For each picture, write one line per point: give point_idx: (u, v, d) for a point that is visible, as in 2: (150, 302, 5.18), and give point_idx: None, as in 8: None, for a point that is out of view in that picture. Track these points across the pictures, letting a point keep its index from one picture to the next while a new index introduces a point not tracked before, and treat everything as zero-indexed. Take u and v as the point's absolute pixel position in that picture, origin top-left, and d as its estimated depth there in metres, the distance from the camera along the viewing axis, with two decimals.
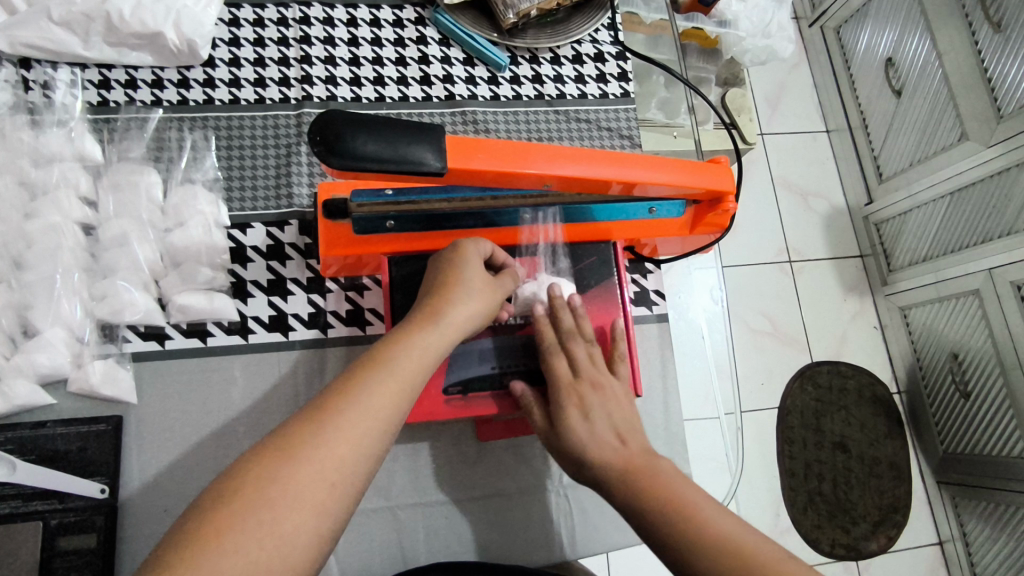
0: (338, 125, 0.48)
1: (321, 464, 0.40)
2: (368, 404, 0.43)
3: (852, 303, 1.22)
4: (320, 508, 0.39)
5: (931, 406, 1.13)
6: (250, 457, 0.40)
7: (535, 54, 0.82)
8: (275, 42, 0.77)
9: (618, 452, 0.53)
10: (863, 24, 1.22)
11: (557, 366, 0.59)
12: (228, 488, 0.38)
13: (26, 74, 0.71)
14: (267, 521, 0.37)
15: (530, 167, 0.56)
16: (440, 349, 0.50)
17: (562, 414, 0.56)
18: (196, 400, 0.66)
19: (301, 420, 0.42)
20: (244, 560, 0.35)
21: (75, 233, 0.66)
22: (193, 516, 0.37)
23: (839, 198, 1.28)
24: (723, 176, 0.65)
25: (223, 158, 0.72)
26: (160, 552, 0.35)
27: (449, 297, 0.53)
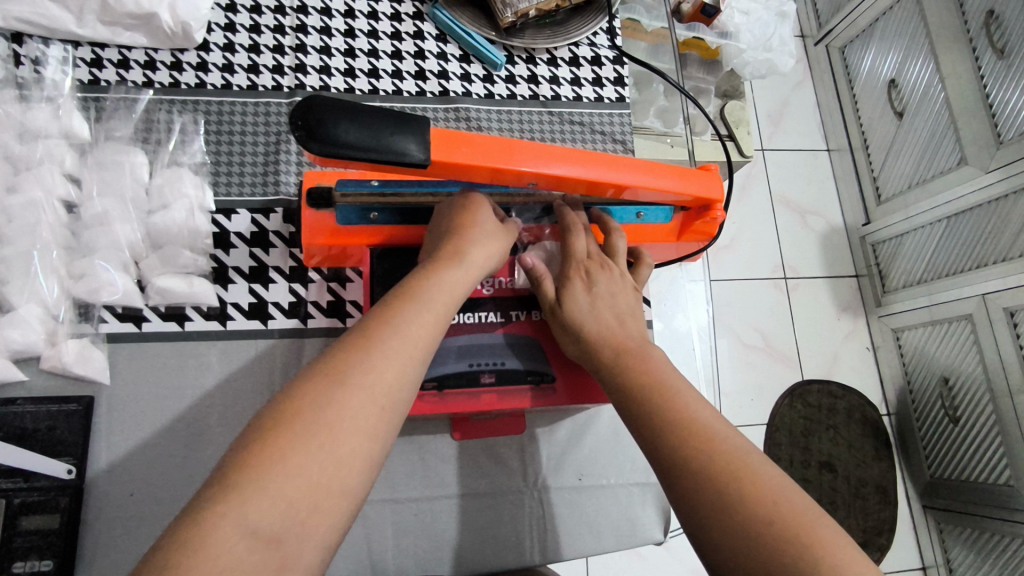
0: (321, 111, 0.47)
1: (370, 386, 0.40)
2: (407, 330, 0.44)
3: (844, 322, 1.21)
4: (373, 432, 0.39)
5: (920, 430, 1.12)
6: (296, 383, 0.40)
7: (532, 54, 0.82)
8: (271, 29, 0.77)
9: (616, 330, 0.55)
10: (867, 45, 1.22)
11: (576, 242, 0.60)
12: (277, 413, 0.38)
13: (18, 49, 0.71)
14: (326, 442, 0.37)
15: (518, 165, 0.55)
16: (463, 284, 0.52)
17: (569, 284, 0.58)
18: (170, 385, 0.66)
19: (343, 346, 0.42)
20: (308, 479, 0.35)
21: (56, 209, 0.65)
22: (243, 443, 0.36)
23: (836, 216, 1.28)
24: (711, 184, 0.65)
25: (212, 143, 0.72)
26: (216, 480, 0.35)
27: (467, 237, 0.55)
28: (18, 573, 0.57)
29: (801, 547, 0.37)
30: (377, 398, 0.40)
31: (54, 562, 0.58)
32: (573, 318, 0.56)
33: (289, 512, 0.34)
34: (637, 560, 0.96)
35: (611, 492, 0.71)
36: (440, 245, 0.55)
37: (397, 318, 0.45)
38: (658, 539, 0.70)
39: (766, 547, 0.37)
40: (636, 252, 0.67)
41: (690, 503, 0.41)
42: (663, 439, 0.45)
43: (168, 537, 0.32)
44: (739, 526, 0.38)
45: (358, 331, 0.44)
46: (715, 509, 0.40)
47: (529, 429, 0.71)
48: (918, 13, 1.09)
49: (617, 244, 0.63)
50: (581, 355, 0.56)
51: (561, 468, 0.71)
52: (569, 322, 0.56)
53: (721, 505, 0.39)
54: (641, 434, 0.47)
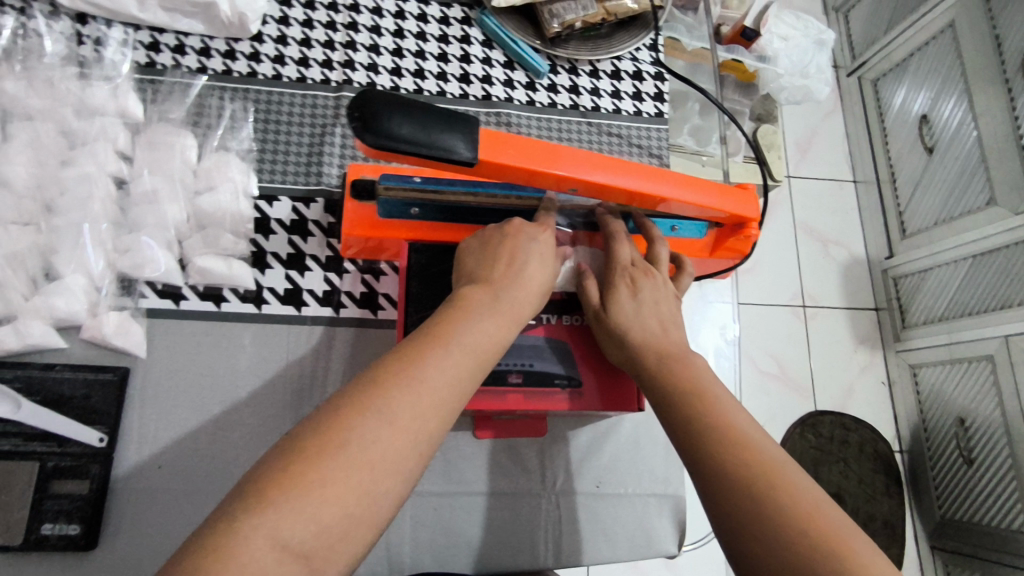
0: (376, 105, 0.49)
1: (409, 428, 0.38)
2: (452, 368, 0.43)
3: (862, 354, 1.20)
4: (411, 457, 0.38)
5: (932, 470, 1.11)
6: (334, 406, 0.38)
7: (575, 65, 0.84)
8: (323, 25, 0.79)
9: (660, 338, 0.54)
10: (899, 81, 1.23)
11: (620, 251, 0.61)
12: (314, 433, 0.37)
13: (81, 28, 0.73)
14: (361, 480, 0.36)
15: (561, 169, 0.56)
16: (516, 308, 0.50)
17: (613, 291, 0.58)
18: (202, 363, 0.67)
19: (385, 373, 0.40)
20: (337, 514, 0.34)
21: (108, 184, 0.67)
22: (276, 459, 0.36)
23: (860, 248, 1.27)
24: (748, 202, 0.65)
25: (259, 130, 0.73)
26: (249, 489, 0.34)
27: (518, 270, 0.52)
28: (47, 535, 0.59)
29: (830, 551, 0.37)
30: (418, 425, 0.39)
31: (82, 527, 0.60)
32: (617, 321, 0.56)
33: (320, 533, 0.34)
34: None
35: (627, 502, 0.71)
36: (489, 270, 0.52)
37: (443, 356, 0.43)
38: (671, 553, 0.70)
39: (796, 552, 0.38)
40: (679, 260, 0.66)
41: (725, 510, 0.41)
42: (700, 443, 0.45)
43: (194, 543, 0.32)
44: (770, 534, 0.39)
45: (402, 362, 0.42)
46: (750, 514, 0.40)
47: (550, 433, 0.72)
48: (954, 50, 1.10)
49: (660, 252, 0.63)
50: (624, 359, 0.56)
51: (580, 474, 0.71)
52: (615, 326, 0.56)
53: (756, 513, 0.40)
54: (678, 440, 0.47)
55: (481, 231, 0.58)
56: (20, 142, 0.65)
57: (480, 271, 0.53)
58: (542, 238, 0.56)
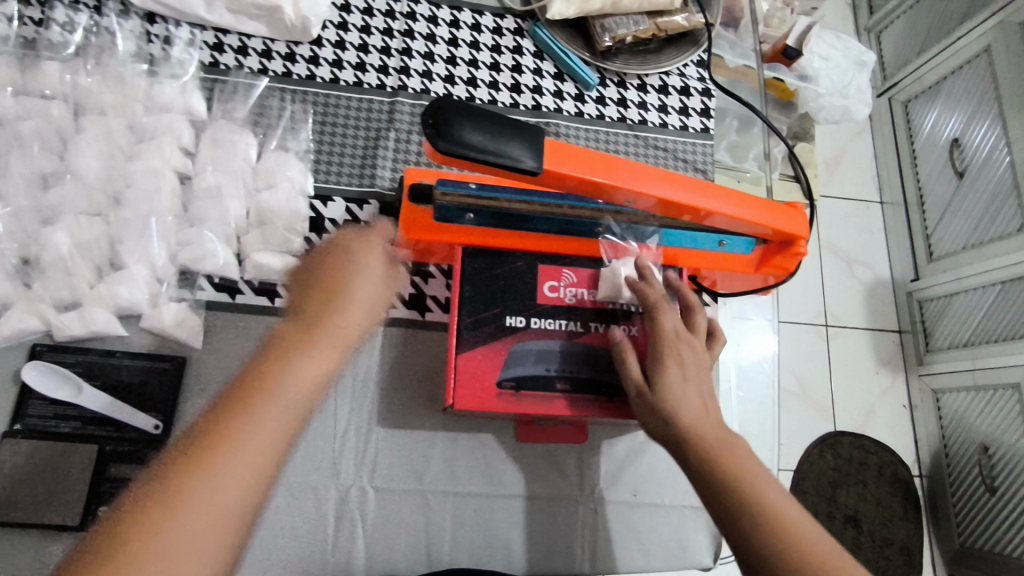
0: (448, 113, 0.50)
1: (270, 447, 0.43)
2: (275, 398, 0.45)
3: (883, 377, 1.19)
4: (246, 489, 0.41)
5: (952, 496, 1.10)
6: (217, 423, 0.43)
7: (623, 78, 0.85)
8: (380, 31, 0.81)
9: (704, 420, 0.56)
10: (931, 104, 1.22)
11: (665, 321, 0.61)
12: (159, 481, 0.40)
13: (149, 27, 0.76)
14: (224, 497, 0.40)
15: (618, 181, 0.57)
16: (336, 324, 0.51)
17: (659, 368, 0.59)
18: (255, 356, 0.69)
19: (255, 388, 0.45)
20: (205, 523, 0.39)
21: (172, 179, 0.69)
22: (128, 508, 0.39)
23: (884, 270, 1.26)
24: (797, 220, 0.66)
25: (317, 131, 0.75)
26: (146, 504, 0.39)
27: (354, 279, 0.55)
28: None
29: None
30: (243, 457, 0.42)
31: None
32: (669, 405, 0.57)
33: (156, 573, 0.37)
34: None
35: (664, 513, 0.72)
36: (319, 289, 0.53)
37: (305, 375, 0.46)
38: (705, 565, 0.71)
39: None
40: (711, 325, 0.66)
41: None
42: (759, 533, 0.50)
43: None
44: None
45: (267, 380, 0.45)
46: None
47: (590, 440, 0.73)
48: (989, 75, 1.10)
49: (698, 321, 0.64)
50: (667, 437, 0.57)
51: (618, 482, 0.72)
52: (665, 409, 0.57)
53: None
54: (731, 524, 0.52)
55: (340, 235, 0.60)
56: (91, 135, 0.68)
57: (300, 291, 0.54)
58: (363, 244, 0.58)
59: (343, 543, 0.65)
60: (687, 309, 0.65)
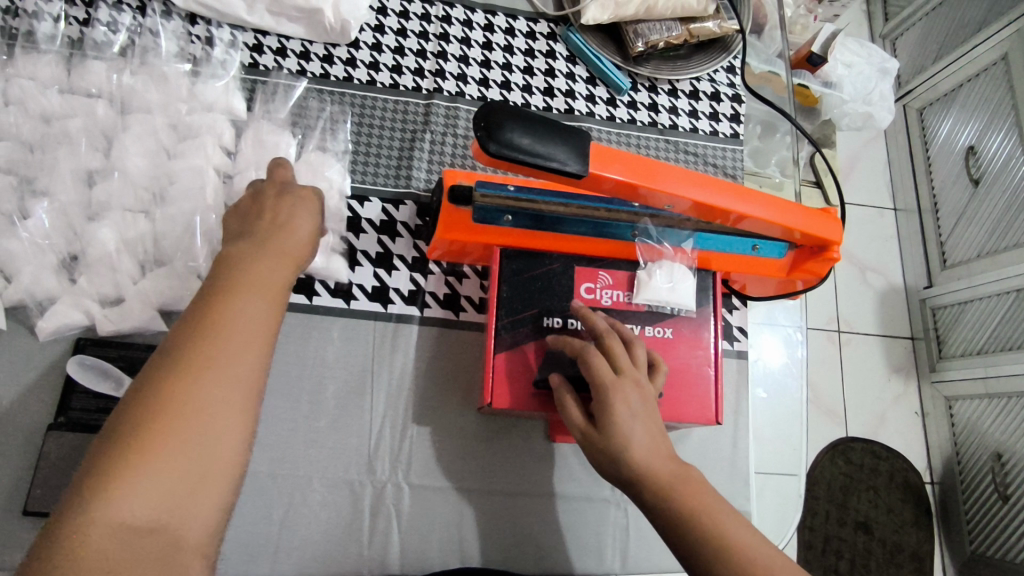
0: (498, 116, 0.51)
1: (230, 377, 0.40)
2: (250, 320, 0.43)
3: (896, 383, 1.17)
4: (239, 409, 0.40)
5: (965, 504, 1.08)
6: (154, 374, 0.39)
7: (655, 83, 0.86)
8: (416, 34, 0.82)
9: (654, 464, 0.52)
10: (947, 112, 1.21)
11: (599, 365, 0.56)
12: (142, 413, 0.38)
13: (191, 28, 0.77)
14: (218, 419, 0.39)
15: (660, 185, 0.58)
16: (286, 251, 0.50)
17: (603, 414, 0.54)
18: (293, 353, 0.70)
19: (196, 329, 0.41)
20: (203, 450, 0.38)
21: (214, 177, 0.70)
22: (104, 448, 0.37)
23: (897, 276, 1.24)
24: (831, 225, 0.67)
25: (355, 133, 0.77)
26: (117, 445, 0.37)
27: (286, 227, 0.52)
28: None
29: None
30: (230, 378, 0.40)
31: None
32: (619, 446, 0.53)
33: (166, 501, 0.36)
34: None
35: None
36: (254, 227, 0.52)
37: (245, 303, 0.44)
38: None
39: None
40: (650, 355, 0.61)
41: None
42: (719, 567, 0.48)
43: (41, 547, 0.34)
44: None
45: (222, 309, 0.43)
46: None
47: None
48: (1006, 80, 1.08)
49: (639, 354, 0.59)
50: (622, 479, 0.53)
51: None
52: (617, 452, 0.53)
53: None
54: (691, 559, 0.50)
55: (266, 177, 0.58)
56: (135, 134, 0.69)
57: (240, 231, 0.52)
58: (300, 192, 0.56)
59: (378, 539, 0.66)
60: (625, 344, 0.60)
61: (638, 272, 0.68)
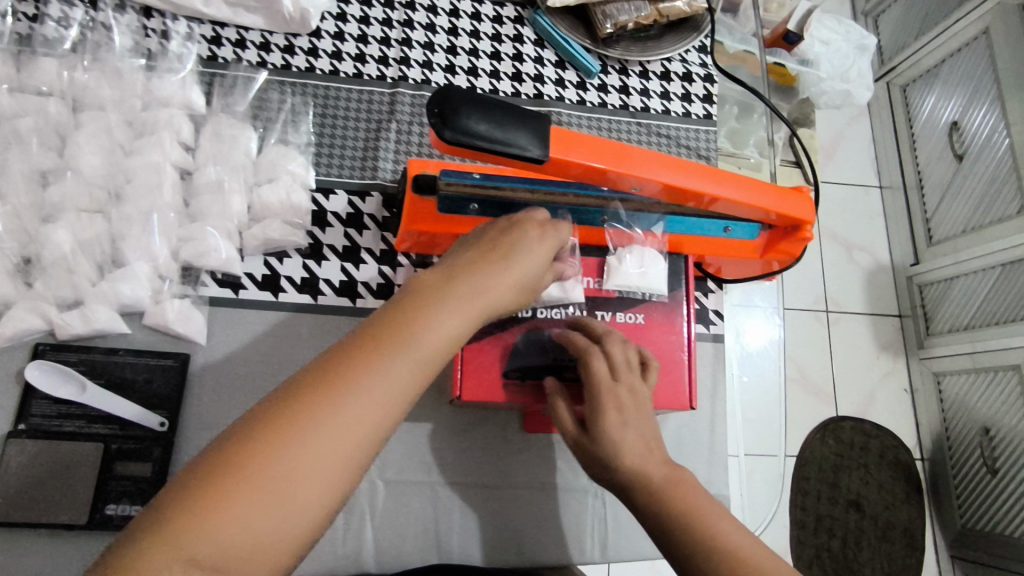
0: (454, 101, 0.50)
1: (354, 428, 0.37)
2: (435, 333, 0.42)
3: (885, 361, 1.14)
4: (382, 417, 0.38)
5: (954, 477, 1.07)
6: (316, 375, 0.38)
7: (625, 65, 0.84)
8: (379, 22, 0.80)
9: (645, 464, 0.52)
10: (930, 88, 1.18)
11: (596, 365, 0.56)
12: (314, 381, 0.38)
13: (146, 22, 0.75)
14: (366, 415, 0.38)
15: (624, 169, 0.57)
16: (503, 278, 0.48)
17: (596, 415, 0.54)
18: (260, 350, 0.69)
19: (351, 359, 0.39)
20: (342, 437, 0.36)
21: (173, 174, 0.68)
22: (276, 401, 0.37)
23: (884, 253, 1.21)
24: (804, 205, 0.65)
25: (318, 123, 0.75)
26: (285, 401, 0.37)
27: (501, 263, 0.49)
28: (111, 515, 0.60)
29: None
30: (393, 384, 0.39)
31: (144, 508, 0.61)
32: (608, 447, 0.53)
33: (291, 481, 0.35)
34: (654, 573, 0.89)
35: None
36: (491, 245, 0.51)
37: (427, 330, 0.42)
38: None
39: None
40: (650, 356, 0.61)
41: None
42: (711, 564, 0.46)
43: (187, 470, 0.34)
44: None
45: (418, 312, 0.43)
46: None
47: None
48: (988, 57, 1.07)
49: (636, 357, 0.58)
50: (613, 482, 0.53)
51: None
52: (607, 452, 0.53)
53: None
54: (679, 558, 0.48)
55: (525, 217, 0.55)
56: (89, 132, 0.67)
57: (480, 246, 0.52)
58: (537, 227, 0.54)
59: (352, 536, 0.65)
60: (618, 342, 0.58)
61: (608, 257, 0.67)
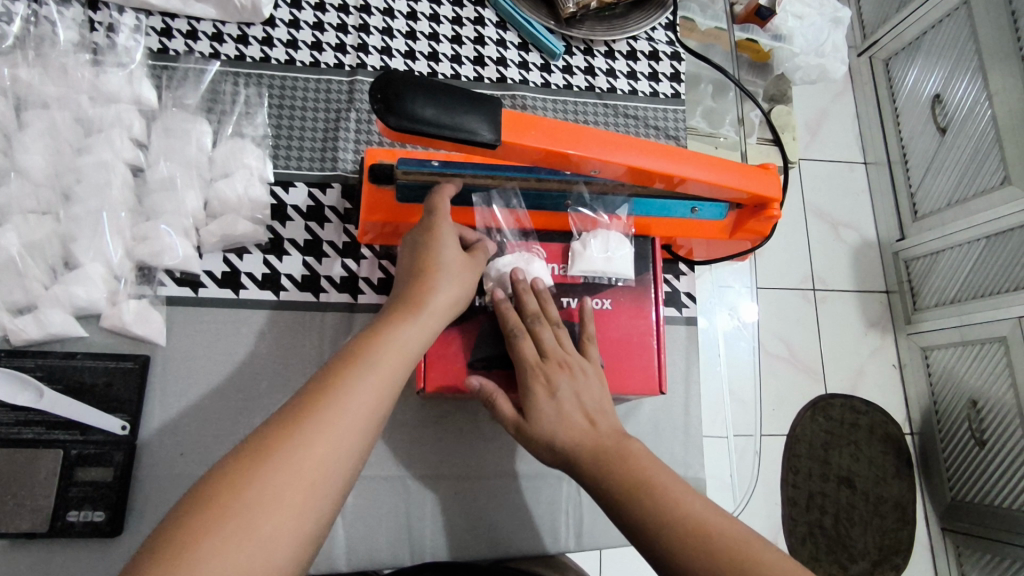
0: (399, 85, 0.48)
1: (307, 465, 0.39)
2: (371, 376, 0.45)
3: (873, 336, 1.09)
4: (330, 459, 0.40)
5: (944, 451, 1.02)
6: (263, 439, 0.40)
7: (590, 45, 0.82)
8: (335, 8, 0.78)
9: (587, 437, 0.53)
10: (912, 60, 1.12)
11: (524, 348, 0.57)
12: (261, 442, 0.40)
13: (93, 15, 0.73)
14: (314, 457, 0.40)
15: (582, 150, 0.55)
16: (427, 314, 0.52)
17: (530, 397, 0.56)
18: (222, 348, 0.67)
19: (299, 407, 0.42)
20: (294, 482, 0.39)
21: (125, 172, 0.66)
22: (228, 468, 0.39)
23: (870, 230, 1.15)
24: (770, 182, 0.64)
25: (274, 115, 0.73)
26: (235, 465, 0.39)
27: (428, 286, 0.53)
28: (73, 521, 0.59)
29: None
30: (337, 425, 0.42)
31: (107, 514, 0.60)
32: (546, 428, 0.55)
33: (253, 535, 0.36)
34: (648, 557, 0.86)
35: None
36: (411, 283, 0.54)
37: (360, 373, 0.45)
38: None
39: None
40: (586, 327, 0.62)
41: None
42: (670, 538, 0.45)
43: (142, 553, 0.35)
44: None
45: (351, 362, 0.46)
46: None
47: None
48: (968, 27, 1.01)
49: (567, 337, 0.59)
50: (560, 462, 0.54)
51: None
52: (547, 433, 0.54)
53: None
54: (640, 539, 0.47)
55: (416, 232, 0.58)
56: (36, 131, 0.65)
57: (403, 286, 0.55)
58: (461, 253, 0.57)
59: None
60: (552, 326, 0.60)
61: (572, 243, 0.65)
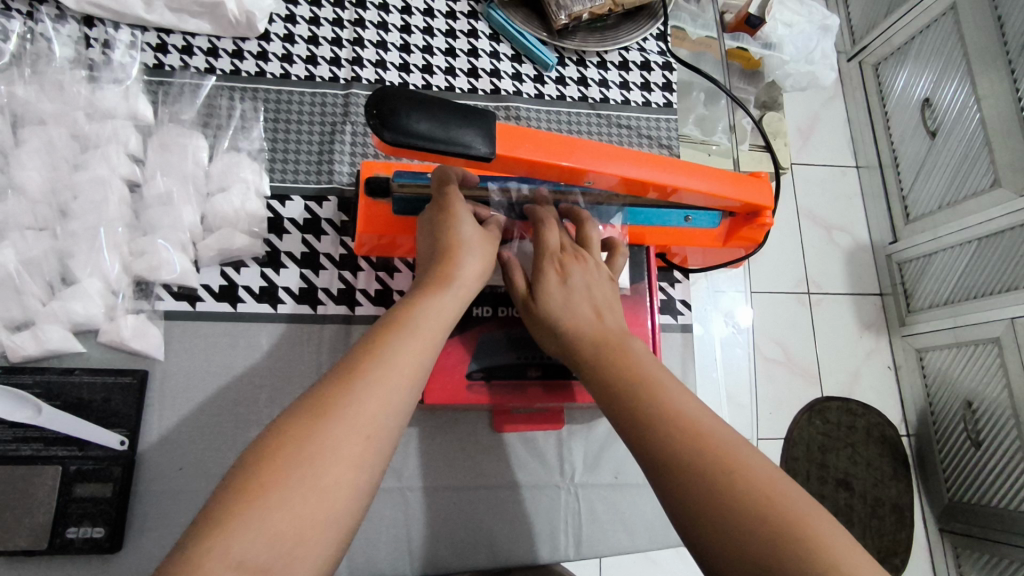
0: (394, 101, 0.48)
1: (363, 421, 0.39)
2: (414, 341, 0.45)
3: (868, 339, 1.10)
4: (382, 416, 0.40)
5: (940, 452, 1.02)
6: (316, 397, 0.40)
7: (582, 56, 0.83)
8: (329, 22, 0.79)
9: (592, 323, 0.54)
10: (902, 64, 1.13)
11: (548, 235, 0.58)
12: (314, 401, 0.40)
13: (88, 31, 0.73)
14: (367, 414, 0.39)
15: (574, 161, 0.56)
16: (456, 288, 0.51)
17: (541, 278, 0.56)
18: (219, 361, 0.67)
19: (349, 367, 0.42)
20: (351, 438, 0.38)
21: (121, 188, 0.67)
22: (285, 424, 0.38)
23: (863, 234, 1.16)
24: (761, 190, 0.65)
25: (270, 129, 0.73)
26: (291, 422, 0.38)
27: (454, 259, 0.52)
28: (72, 538, 0.59)
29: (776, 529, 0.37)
30: (387, 384, 0.41)
31: (106, 529, 0.60)
32: (553, 312, 0.55)
33: (317, 488, 0.36)
34: (647, 564, 0.85)
35: (645, 492, 0.72)
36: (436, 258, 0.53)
37: (404, 336, 0.44)
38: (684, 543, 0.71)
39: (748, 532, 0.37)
40: (609, 240, 0.64)
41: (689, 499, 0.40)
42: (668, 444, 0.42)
43: (210, 507, 0.35)
44: (754, 547, 0.36)
45: (393, 326, 0.45)
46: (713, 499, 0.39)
47: (567, 425, 0.72)
48: (956, 32, 1.02)
49: (590, 233, 0.61)
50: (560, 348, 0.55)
51: (598, 464, 0.72)
52: (554, 318, 0.55)
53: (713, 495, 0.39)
54: (643, 455, 0.43)
55: (427, 214, 0.57)
56: (32, 147, 0.65)
57: (427, 262, 0.54)
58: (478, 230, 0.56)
59: None
60: (579, 224, 0.62)
61: None
